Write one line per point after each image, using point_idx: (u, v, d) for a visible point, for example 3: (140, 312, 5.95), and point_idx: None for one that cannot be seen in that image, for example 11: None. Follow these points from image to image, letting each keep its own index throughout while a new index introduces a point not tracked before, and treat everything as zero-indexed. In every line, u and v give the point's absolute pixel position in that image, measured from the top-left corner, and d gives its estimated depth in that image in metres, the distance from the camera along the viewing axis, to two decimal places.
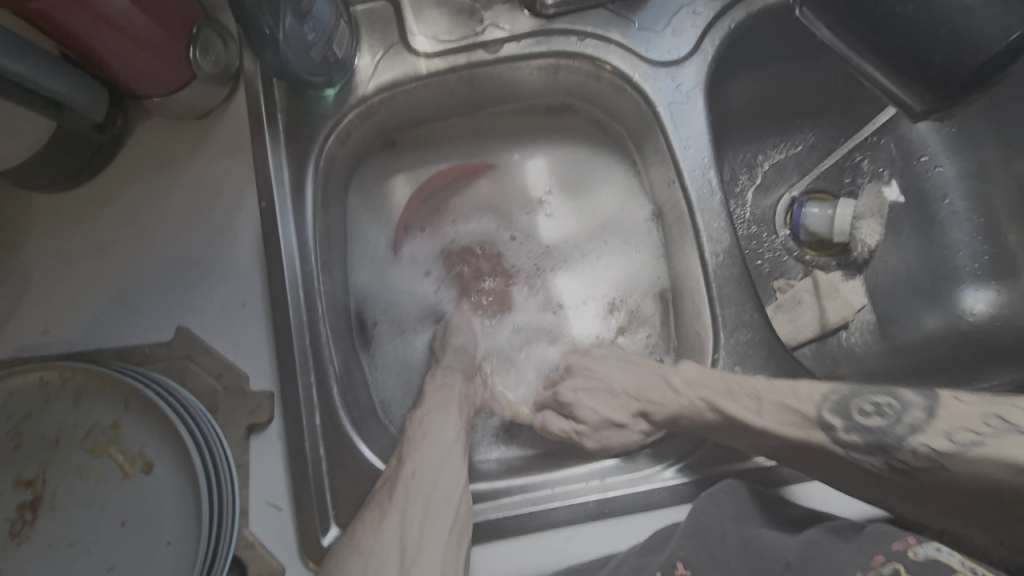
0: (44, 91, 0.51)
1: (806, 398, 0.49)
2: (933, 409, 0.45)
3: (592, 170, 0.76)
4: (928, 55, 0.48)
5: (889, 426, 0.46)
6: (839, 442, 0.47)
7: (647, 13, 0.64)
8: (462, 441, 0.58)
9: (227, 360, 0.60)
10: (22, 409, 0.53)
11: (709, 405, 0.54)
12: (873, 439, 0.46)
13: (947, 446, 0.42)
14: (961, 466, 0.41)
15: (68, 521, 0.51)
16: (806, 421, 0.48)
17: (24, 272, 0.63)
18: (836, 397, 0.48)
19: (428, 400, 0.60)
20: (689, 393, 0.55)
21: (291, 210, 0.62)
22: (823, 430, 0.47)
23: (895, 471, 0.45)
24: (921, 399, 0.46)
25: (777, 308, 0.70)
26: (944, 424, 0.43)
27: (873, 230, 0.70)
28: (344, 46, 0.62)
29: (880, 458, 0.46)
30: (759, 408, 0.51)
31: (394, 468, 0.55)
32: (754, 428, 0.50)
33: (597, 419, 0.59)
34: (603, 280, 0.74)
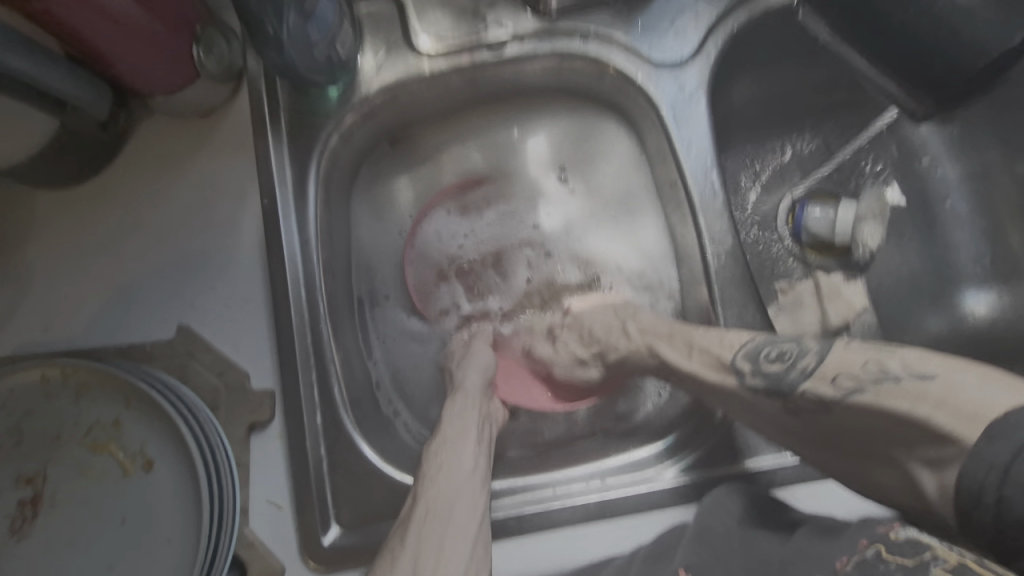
0: (47, 88, 0.51)
1: (727, 345, 0.52)
2: (824, 355, 0.46)
3: (596, 150, 0.75)
4: (929, 57, 0.48)
5: (785, 370, 0.47)
6: (748, 386, 0.49)
7: (650, 14, 0.65)
8: (484, 474, 0.54)
9: (228, 358, 0.60)
10: (22, 406, 0.53)
11: (650, 349, 0.57)
12: (772, 383, 0.47)
13: (831, 393, 0.43)
14: (845, 413, 0.42)
15: (68, 518, 0.51)
16: (724, 367, 0.51)
17: (25, 270, 0.63)
18: (751, 344, 0.50)
19: (449, 427, 0.57)
20: (638, 338, 0.59)
21: (294, 209, 0.62)
22: (735, 376, 0.50)
23: (790, 413, 0.46)
24: (820, 344, 0.47)
25: (779, 309, 0.68)
26: (831, 369, 0.44)
27: (873, 234, 0.69)
28: (347, 45, 0.61)
29: (778, 401, 0.47)
30: (689, 352, 0.54)
31: (409, 509, 0.51)
32: (684, 372, 0.54)
33: (563, 354, 0.64)
34: (603, 268, 0.73)
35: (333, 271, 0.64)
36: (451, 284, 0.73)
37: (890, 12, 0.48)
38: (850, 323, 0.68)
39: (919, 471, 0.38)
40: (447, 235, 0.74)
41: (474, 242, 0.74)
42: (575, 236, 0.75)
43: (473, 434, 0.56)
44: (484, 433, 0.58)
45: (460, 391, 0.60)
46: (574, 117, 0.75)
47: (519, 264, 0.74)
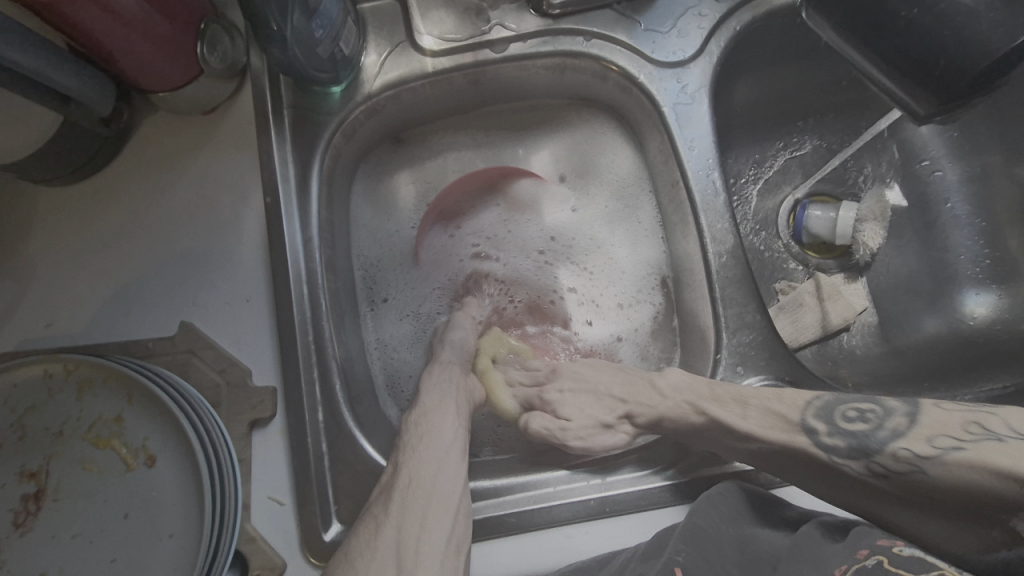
0: (51, 83, 0.51)
1: (792, 404, 0.52)
2: (915, 416, 0.47)
3: (595, 147, 0.75)
4: (932, 59, 0.48)
5: (871, 430, 0.47)
6: (822, 445, 0.49)
7: (653, 15, 0.65)
8: (462, 443, 0.56)
9: (230, 355, 0.60)
10: (25, 401, 0.53)
11: (693, 407, 0.54)
12: (856, 444, 0.47)
13: (930, 452, 0.44)
14: (941, 471, 0.43)
15: (70, 513, 0.51)
16: (791, 425, 0.50)
17: (29, 266, 0.63)
18: (818, 402, 0.51)
19: (426, 398, 0.58)
20: (677, 396, 0.55)
21: (296, 206, 0.62)
22: (806, 433, 0.50)
23: (878, 477, 0.46)
24: (904, 406, 0.48)
25: (779, 309, 0.70)
26: (924, 431, 0.45)
27: (874, 234, 0.70)
28: (350, 43, 0.62)
29: (862, 462, 0.47)
30: (744, 412, 0.52)
31: (391, 476, 0.53)
32: (738, 433, 0.52)
33: (584, 418, 0.59)
34: (602, 261, 0.74)
35: (334, 269, 0.64)
36: (472, 288, 0.72)
37: (894, 10, 0.48)
38: (850, 323, 0.70)
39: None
40: (474, 241, 0.74)
41: (500, 246, 0.74)
42: (587, 240, 0.74)
43: (453, 399, 0.58)
44: (463, 403, 0.59)
45: (437, 365, 0.62)
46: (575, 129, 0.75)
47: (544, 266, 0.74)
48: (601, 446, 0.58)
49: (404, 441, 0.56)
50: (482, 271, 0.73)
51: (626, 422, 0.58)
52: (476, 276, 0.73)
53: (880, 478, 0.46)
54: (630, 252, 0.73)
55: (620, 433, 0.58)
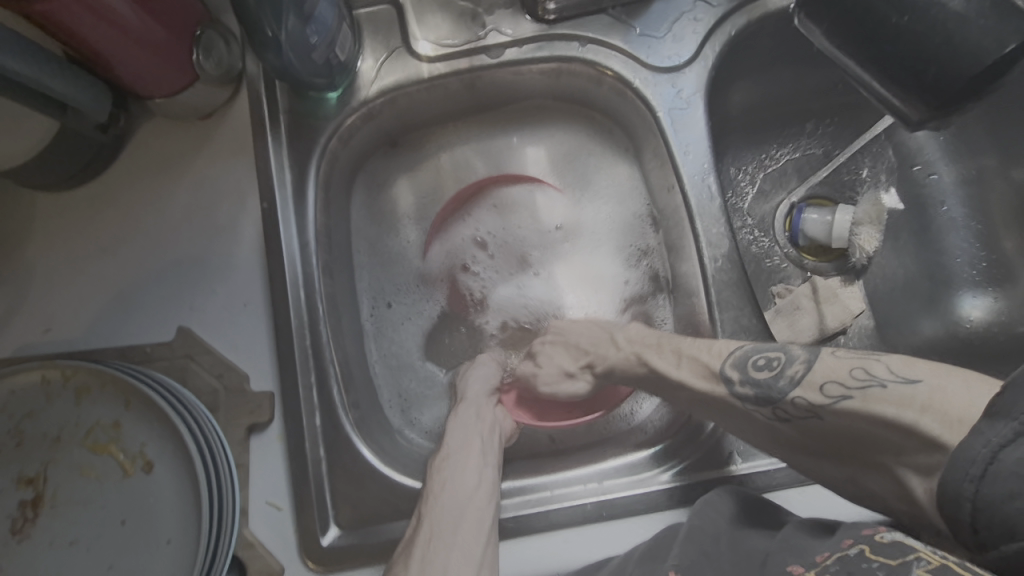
0: (48, 90, 0.51)
1: (716, 354, 0.51)
2: (812, 363, 0.45)
3: (591, 161, 0.75)
4: (923, 66, 0.48)
5: (773, 377, 0.46)
6: (737, 395, 0.48)
7: (647, 20, 0.65)
8: (489, 487, 0.54)
9: (228, 360, 0.60)
10: (22, 407, 0.53)
11: (640, 358, 0.56)
12: (761, 392, 0.47)
13: (820, 399, 0.43)
14: (836, 419, 0.42)
15: (68, 519, 0.51)
16: (713, 376, 0.50)
17: (26, 272, 0.63)
18: (740, 352, 0.50)
19: (448, 443, 0.57)
20: (629, 348, 0.58)
21: (293, 211, 0.62)
22: (725, 384, 0.49)
23: (783, 421, 0.46)
24: (807, 353, 0.47)
25: (776, 313, 0.68)
26: (817, 376, 0.44)
27: (870, 237, 0.70)
28: (346, 48, 0.62)
29: (768, 409, 0.46)
30: (677, 361, 0.53)
31: (414, 530, 0.51)
32: (672, 381, 0.53)
33: (551, 366, 0.63)
34: (598, 271, 0.73)
35: (332, 273, 0.65)
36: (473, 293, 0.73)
37: (883, 17, 0.48)
38: (846, 327, 0.70)
39: (908, 477, 0.38)
40: (477, 238, 0.74)
41: (500, 239, 0.74)
42: (586, 251, 0.74)
43: (478, 444, 0.57)
44: (490, 440, 0.58)
45: (462, 401, 0.61)
46: (574, 123, 0.75)
47: (537, 258, 0.74)
48: (564, 392, 0.62)
49: (426, 490, 0.54)
50: (482, 263, 0.73)
51: (587, 371, 0.61)
52: (467, 287, 0.73)
53: (785, 422, 0.46)
54: (627, 253, 0.73)
55: (581, 381, 0.62)
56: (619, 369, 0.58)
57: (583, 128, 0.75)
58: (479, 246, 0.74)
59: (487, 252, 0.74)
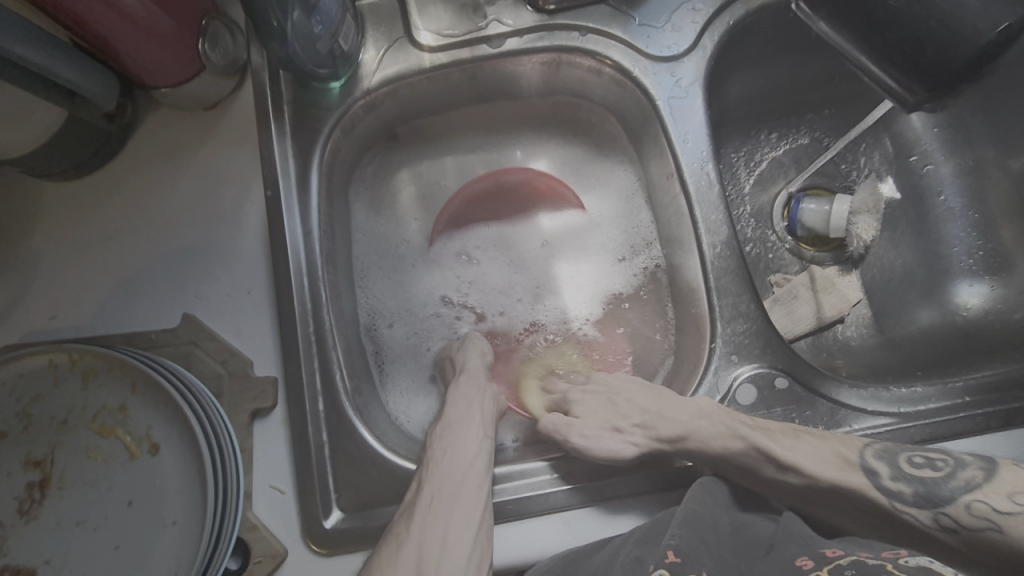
0: (56, 77, 0.52)
1: (851, 444, 0.51)
2: (990, 471, 0.46)
3: (586, 167, 0.78)
4: (918, 51, 0.49)
5: (942, 478, 0.47)
6: (883, 488, 0.48)
7: (647, 10, 0.66)
8: (486, 461, 0.55)
9: (231, 346, 0.61)
10: (30, 391, 0.54)
11: (732, 430, 0.53)
12: (921, 492, 0.47)
13: (1010, 507, 0.43)
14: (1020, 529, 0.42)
15: (75, 500, 0.52)
16: (850, 464, 0.49)
17: (33, 259, 0.64)
18: (888, 448, 0.50)
19: (450, 414, 0.58)
20: (713, 416, 0.54)
21: (296, 200, 0.63)
22: (867, 474, 0.49)
23: (945, 530, 0.46)
24: (981, 461, 0.47)
25: (774, 301, 0.71)
26: (1004, 485, 0.45)
27: (868, 225, 0.71)
28: (349, 39, 0.63)
29: (928, 512, 0.46)
30: (791, 445, 0.51)
31: (415, 493, 0.52)
32: (782, 462, 0.50)
33: (595, 420, 0.60)
34: (594, 270, 0.75)
35: (334, 261, 0.65)
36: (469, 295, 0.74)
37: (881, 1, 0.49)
38: (844, 316, 0.71)
39: None
40: (464, 253, 0.75)
41: (497, 237, 0.76)
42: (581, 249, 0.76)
43: (480, 416, 0.58)
44: (489, 416, 0.59)
45: (463, 372, 0.63)
46: (575, 118, 0.77)
47: (512, 276, 0.75)
48: (604, 450, 0.57)
49: (428, 455, 0.55)
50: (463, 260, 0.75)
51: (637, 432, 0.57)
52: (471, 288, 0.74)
53: (946, 531, 0.46)
54: (617, 245, 0.75)
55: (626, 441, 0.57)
56: (702, 438, 0.54)
57: (581, 138, 0.77)
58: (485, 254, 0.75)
59: (468, 256, 0.75)
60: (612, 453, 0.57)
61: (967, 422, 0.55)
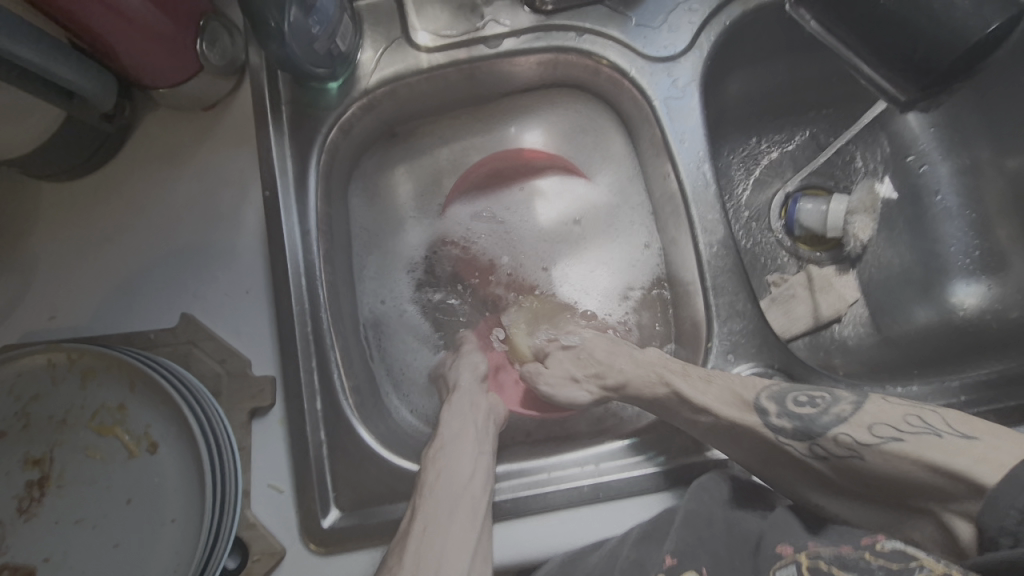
0: (55, 78, 0.52)
1: (749, 385, 0.53)
2: (859, 404, 0.48)
3: (587, 145, 0.76)
4: (909, 49, 0.49)
5: (817, 415, 0.49)
6: (770, 425, 0.50)
7: (644, 10, 0.66)
8: (482, 480, 0.54)
9: (230, 345, 0.61)
10: (29, 391, 0.54)
11: (660, 377, 0.57)
12: (801, 426, 0.49)
13: (870, 438, 0.44)
14: (876, 458, 0.44)
15: (74, 498, 0.52)
16: (746, 405, 0.52)
17: (32, 259, 0.64)
18: (778, 387, 0.52)
19: (444, 432, 0.58)
20: (645, 366, 0.59)
21: (294, 199, 0.63)
22: (758, 414, 0.51)
23: (819, 459, 0.47)
24: (853, 397, 0.50)
25: (771, 301, 0.71)
26: (865, 418, 0.46)
27: (865, 226, 0.71)
28: (347, 40, 0.63)
29: (805, 443, 0.48)
30: (706, 386, 0.54)
31: (409, 520, 0.52)
32: (696, 405, 0.53)
33: (559, 368, 0.63)
34: (612, 254, 0.74)
35: (333, 260, 0.66)
36: (466, 295, 0.74)
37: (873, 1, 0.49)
38: (841, 316, 0.71)
39: (953, 521, 0.39)
40: (482, 212, 0.75)
41: (499, 223, 0.75)
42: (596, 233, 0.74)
43: (474, 429, 0.58)
44: (485, 429, 0.59)
45: (456, 390, 0.62)
46: (570, 108, 0.76)
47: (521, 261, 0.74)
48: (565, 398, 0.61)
49: (422, 480, 0.55)
50: (456, 256, 0.74)
51: (592, 381, 0.61)
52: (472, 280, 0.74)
53: (820, 460, 0.47)
54: (636, 228, 0.73)
55: (583, 389, 0.61)
56: (636, 385, 0.58)
57: (579, 112, 0.76)
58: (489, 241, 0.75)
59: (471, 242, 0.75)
60: (571, 400, 0.61)
61: None
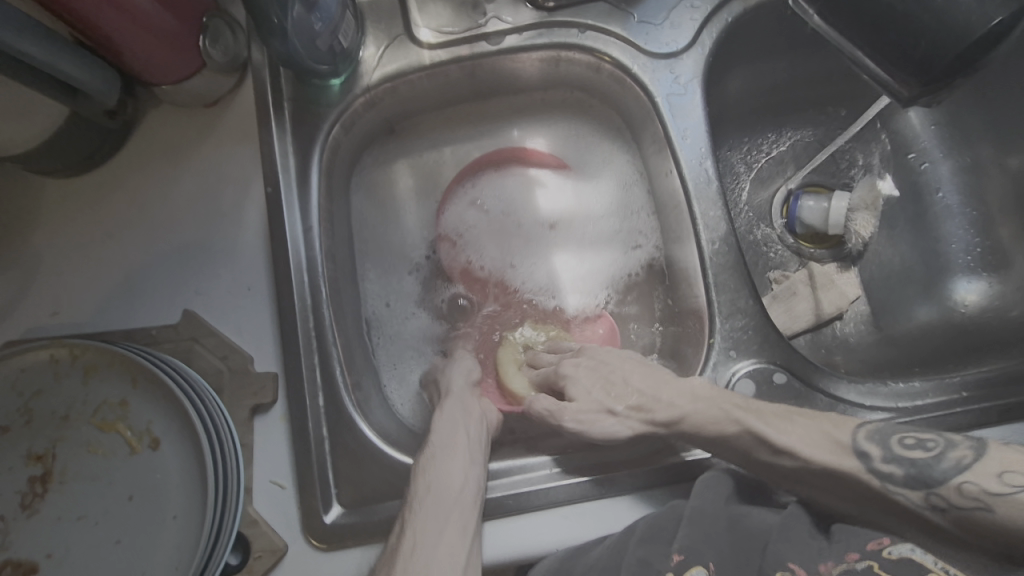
0: (59, 74, 0.52)
1: (843, 426, 0.51)
2: (981, 452, 0.46)
3: (588, 156, 0.77)
4: (913, 45, 0.49)
5: (933, 461, 0.46)
6: (874, 470, 0.47)
7: (646, 7, 0.66)
8: (473, 492, 0.54)
9: (232, 342, 0.61)
10: (31, 386, 0.54)
11: (733, 417, 0.53)
12: (914, 472, 0.46)
13: (1000, 488, 0.42)
14: (1010, 510, 0.42)
15: (76, 493, 0.52)
16: (843, 448, 0.49)
17: (34, 255, 0.64)
18: (877, 429, 0.50)
19: (436, 441, 0.56)
20: (708, 401, 0.54)
21: (297, 196, 0.63)
22: (859, 457, 0.48)
23: (937, 511, 0.45)
24: (973, 443, 0.47)
25: (773, 299, 0.71)
26: (991, 466, 0.44)
27: (866, 223, 0.72)
28: (349, 36, 0.63)
29: (920, 493, 0.46)
30: (787, 427, 0.51)
31: (398, 536, 0.51)
32: (777, 446, 0.51)
33: (588, 401, 0.58)
34: (600, 261, 0.75)
35: (334, 258, 0.66)
36: (466, 292, 0.73)
37: None
38: (843, 312, 0.71)
39: None
40: (477, 200, 0.75)
41: (493, 222, 0.75)
42: (586, 239, 0.75)
43: (464, 435, 0.57)
44: (477, 436, 0.57)
45: (448, 395, 0.61)
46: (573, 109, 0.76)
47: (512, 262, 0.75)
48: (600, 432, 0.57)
49: (411, 488, 0.54)
50: (460, 254, 0.74)
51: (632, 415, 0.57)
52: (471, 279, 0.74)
53: (938, 512, 0.45)
54: (625, 237, 0.74)
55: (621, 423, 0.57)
56: (697, 422, 0.54)
57: (584, 123, 0.77)
58: (488, 244, 0.75)
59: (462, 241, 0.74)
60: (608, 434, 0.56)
61: (964, 417, 0.56)
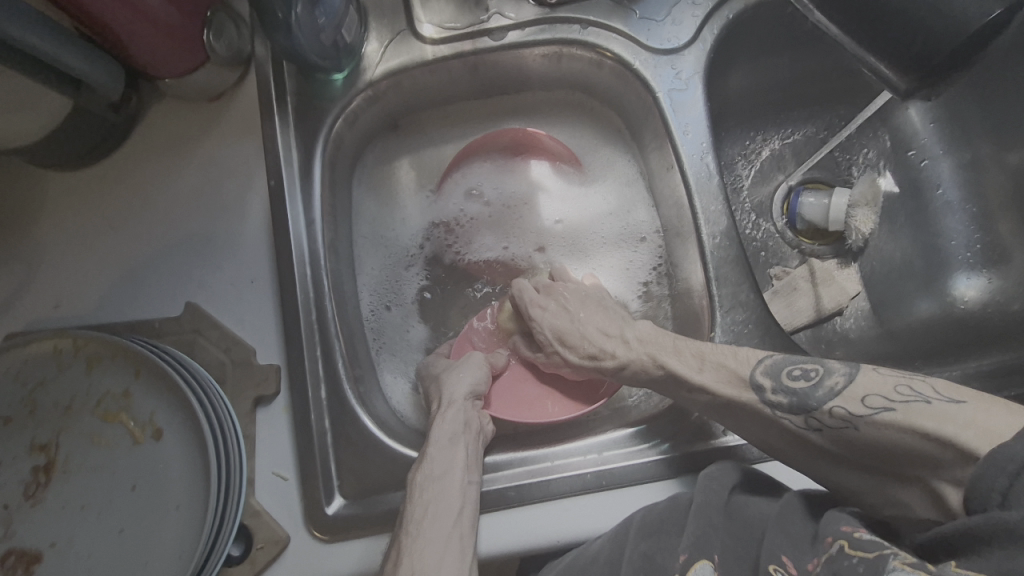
0: (64, 66, 0.53)
1: (744, 361, 0.52)
2: (853, 375, 0.47)
3: (586, 153, 0.77)
4: (911, 38, 0.49)
5: (811, 388, 0.47)
6: (767, 402, 0.49)
7: (647, 3, 0.66)
8: (471, 512, 0.53)
9: (235, 334, 0.61)
10: (34, 376, 0.54)
11: (653, 359, 0.56)
12: (797, 401, 0.48)
13: (861, 410, 0.44)
14: (874, 431, 0.43)
15: (80, 483, 0.52)
16: (741, 382, 0.51)
17: (37, 248, 0.64)
18: (771, 361, 0.51)
19: (430, 459, 0.55)
20: (639, 349, 0.58)
21: (300, 189, 0.63)
22: (754, 391, 0.50)
23: (815, 431, 0.47)
24: (847, 367, 0.48)
25: (774, 293, 0.71)
26: (860, 389, 0.45)
27: (867, 219, 0.71)
28: (352, 31, 0.63)
29: (801, 417, 0.48)
30: (700, 365, 0.53)
31: (396, 554, 0.51)
32: (693, 384, 0.53)
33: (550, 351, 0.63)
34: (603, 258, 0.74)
35: (337, 251, 0.66)
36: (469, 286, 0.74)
37: None
38: (843, 308, 0.71)
39: (944, 489, 0.40)
40: (475, 189, 0.75)
41: (493, 215, 0.75)
42: (589, 236, 0.75)
43: (463, 454, 0.56)
44: (473, 453, 0.57)
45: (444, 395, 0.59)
46: (575, 107, 0.77)
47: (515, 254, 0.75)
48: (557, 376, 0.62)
49: (408, 516, 0.53)
50: (465, 247, 0.75)
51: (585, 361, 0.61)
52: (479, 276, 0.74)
53: (816, 432, 0.47)
54: (628, 233, 0.74)
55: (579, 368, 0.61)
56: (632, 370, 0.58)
57: (582, 122, 0.77)
58: (489, 239, 0.75)
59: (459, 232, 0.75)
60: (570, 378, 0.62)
61: None
